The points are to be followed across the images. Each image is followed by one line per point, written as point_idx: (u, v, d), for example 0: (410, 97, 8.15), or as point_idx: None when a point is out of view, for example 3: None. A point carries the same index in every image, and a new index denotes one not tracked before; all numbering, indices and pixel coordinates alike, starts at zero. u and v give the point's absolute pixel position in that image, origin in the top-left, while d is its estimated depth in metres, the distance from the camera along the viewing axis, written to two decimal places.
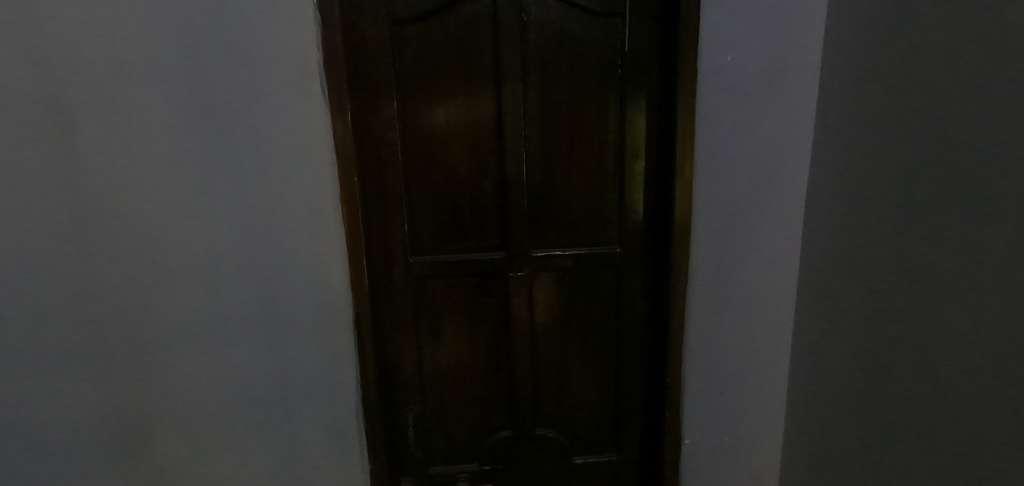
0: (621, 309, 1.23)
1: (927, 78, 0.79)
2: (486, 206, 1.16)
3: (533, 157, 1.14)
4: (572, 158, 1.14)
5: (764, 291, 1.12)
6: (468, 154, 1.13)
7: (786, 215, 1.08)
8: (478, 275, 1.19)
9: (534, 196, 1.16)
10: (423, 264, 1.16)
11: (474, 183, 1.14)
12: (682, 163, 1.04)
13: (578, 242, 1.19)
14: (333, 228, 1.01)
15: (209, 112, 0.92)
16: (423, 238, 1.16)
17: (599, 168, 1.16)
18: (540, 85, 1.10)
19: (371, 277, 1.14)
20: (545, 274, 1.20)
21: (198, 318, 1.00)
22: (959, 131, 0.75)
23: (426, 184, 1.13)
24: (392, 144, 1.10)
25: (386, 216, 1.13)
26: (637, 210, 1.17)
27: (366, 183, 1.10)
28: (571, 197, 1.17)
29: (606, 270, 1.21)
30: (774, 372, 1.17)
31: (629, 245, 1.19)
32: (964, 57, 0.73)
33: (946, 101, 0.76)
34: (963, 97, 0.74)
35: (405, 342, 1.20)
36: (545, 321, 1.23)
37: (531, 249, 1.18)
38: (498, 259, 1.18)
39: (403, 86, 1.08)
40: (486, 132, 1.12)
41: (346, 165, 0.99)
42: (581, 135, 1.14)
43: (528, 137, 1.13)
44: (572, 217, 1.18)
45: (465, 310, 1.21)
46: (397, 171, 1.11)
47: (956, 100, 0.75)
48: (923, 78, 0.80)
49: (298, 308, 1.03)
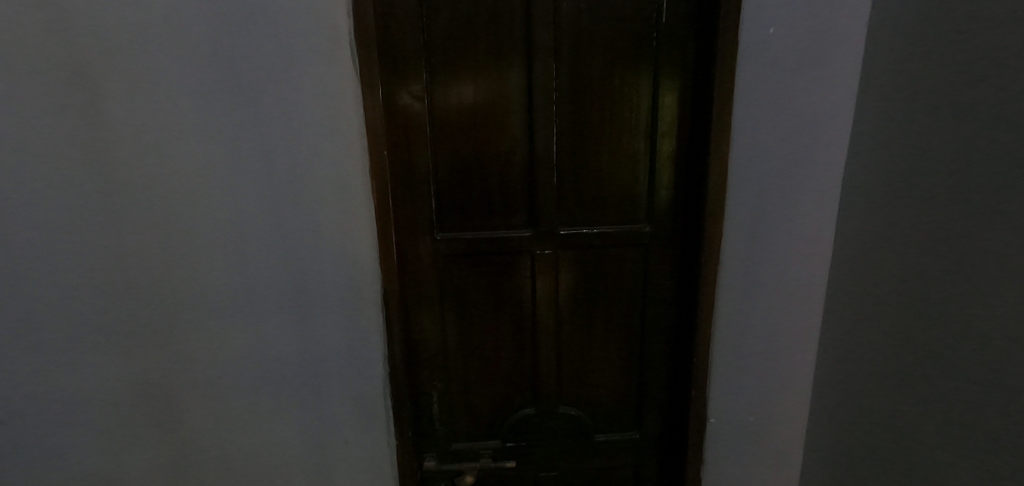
0: (647, 290, 1.22)
1: (972, 49, 0.76)
2: (514, 183, 1.14)
3: (563, 133, 1.11)
4: (602, 135, 1.12)
5: (795, 273, 1.10)
6: (497, 130, 1.10)
7: (821, 195, 1.06)
8: (504, 254, 1.18)
9: (562, 174, 1.14)
10: (450, 242, 1.15)
11: (502, 159, 1.12)
12: (718, 141, 1.02)
13: (607, 221, 1.18)
14: (361, 205, 1.00)
15: (236, 83, 0.89)
16: (450, 215, 1.14)
17: (629, 145, 1.13)
18: (571, 58, 1.07)
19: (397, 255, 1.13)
20: (571, 254, 1.19)
21: (226, 292, 1.00)
22: (999, 104, 0.72)
23: (453, 160, 1.11)
24: (420, 118, 1.07)
25: (412, 193, 1.11)
26: (667, 190, 1.15)
27: (394, 158, 1.08)
28: (599, 175, 1.14)
29: (633, 250, 1.20)
30: (801, 354, 1.16)
31: (657, 225, 1.17)
32: (1008, 25, 0.70)
33: (986, 72, 0.74)
34: (1004, 69, 0.71)
35: (430, 319, 1.20)
36: (570, 300, 1.23)
37: (559, 228, 1.17)
38: (525, 237, 1.16)
39: (432, 59, 1.05)
40: (515, 107, 1.10)
41: (375, 140, 0.97)
42: (613, 111, 1.11)
43: (558, 113, 1.10)
44: (601, 196, 1.16)
45: (490, 289, 1.20)
46: (425, 147, 1.09)
47: (998, 71, 0.72)
48: (968, 49, 0.77)
49: (326, 284, 1.02)
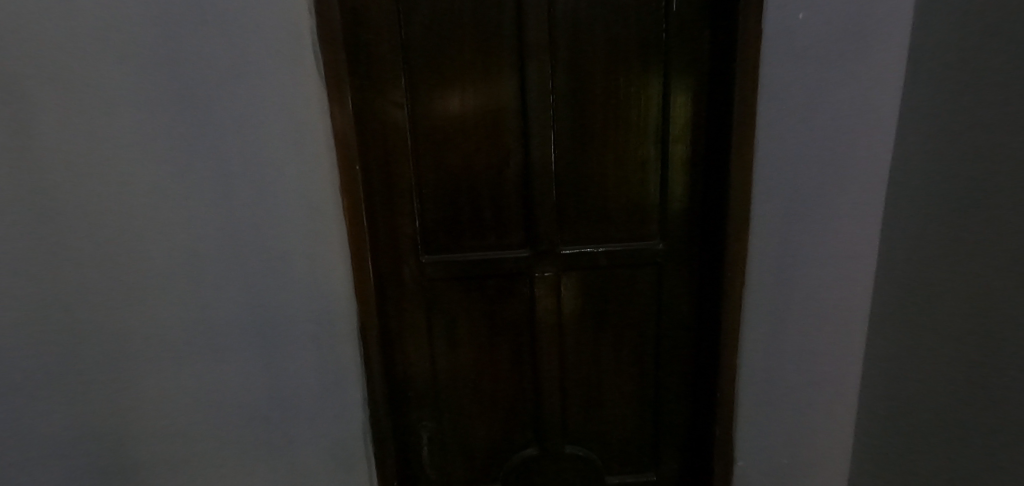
0: (662, 314, 1.08)
1: None
2: (508, 198, 1.01)
3: (561, 141, 0.99)
4: (607, 141, 0.99)
5: (833, 293, 0.96)
6: (487, 139, 0.98)
7: (862, 203, 0.92)
8: (499, 276, 1.05)
9: (562, 186, 1.01)
10: (437, 265, 1.03)
11: (494, 170, 0.99)
12: (740, 145, 0.88)
13: (614, 238, 1.04)
14: (333, 226, 0.88)
15: (185, 93, 0.78)
16: (437, 235, 1.02)
17: (638, 151, 1.00)
18: (570, 56, 0.95)
19: (378, 279, 1.01)
20: (575, 276, 1.06)
21: (183, 326, 0.88)
22: None
23: (439, 173, 0.99)
24: (400, 127, 0.95)
25: (394, 210, 0.99)
26: (682, 201, 1.01)
27: (371, 171, 0.96)
28: (604, 186, 1.01)
29: (645, 270, 1.06)
30: (841, 385, 1.01)
31: (672, 241, 1.04)
32: None
33: None
34: None
35: (418, 351, 1.07)
36: (574, 326, 1.09)
37: (560, 247, 1.04)
38: (521, 258, 1.03)
39: (411, 60, 0.93)
40: (508, 113, 0.97)
41: (345, 152, 0.85)
42: (618, 114, 0.98)
43: (557, 118, 0.98)
44: (607, 210, 1.03)
45: (484, 316, 1.07)
46: (408, 159, 0.97)
47: None
48: None
49: (296, 318, 0.90)
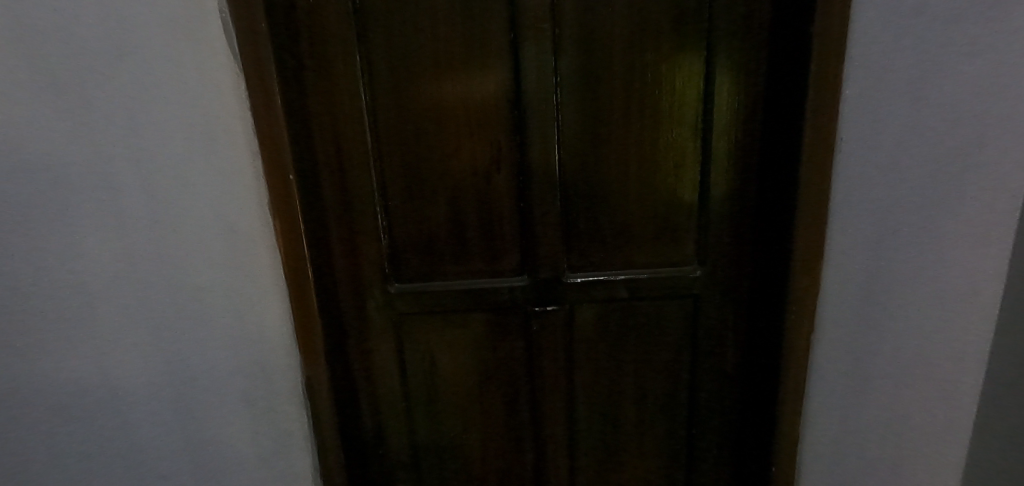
0: (698, 360, 0.85)
1: None
2: (498, 212, 0.79)
3: (567, 139, 0.75)
4: (628, 140, 0.76)
5: (936, 344, 0.71)
6: (470, 138, 0.76)
7: (996, 225, 0.65)
8: (488, 311, 0.83)
9: (570, 198, 0.78)
10: (410, 296, 0.82)
11: (480, 178, 0.77)
12: (815, 144, 0.64)
13: (637, 263, 0.81)
14: (265, 253, 0.68)
15: (54, 86, 0.58)
16: (410, 258, 0.81)
17: (671, 152, 0.76)
18: (579, 27, 0.71)
19: (336, 313, 0.81)
20: (586, 310, 0.83)
21: (79, 387, 0.68)
22: None
23: (410, 183, 0.77)
24: (359, 124, 0.74)
25: (354, 228, 0.78)
26: (727, 216, 0.77)
27: (322, 180, 0.75)
28: (625, 198, 0.78)
29: (677, 304, 0.82)
30: (938, 463, 0.76)
31: (714, 268, 0.79)
32: None
33: None
34: None
35: (390, 399, 0.87)
36: (584, 371, 0.87)
37: (566, 275, 0.81)
38: (517, 289, 0.81)
39: (369, 36, 0.71)
40: (498, 105, 0.74)
41: (277, 157, 0.64)
42: (643, 103, 0.74)
43: (562, 109, 0.74)
44: (626, 227, 0.80)
45: (472, 359, 0.86)
46: (369, 164, 0.76)
47: None
48: None
49: (223, 370, 0.71)
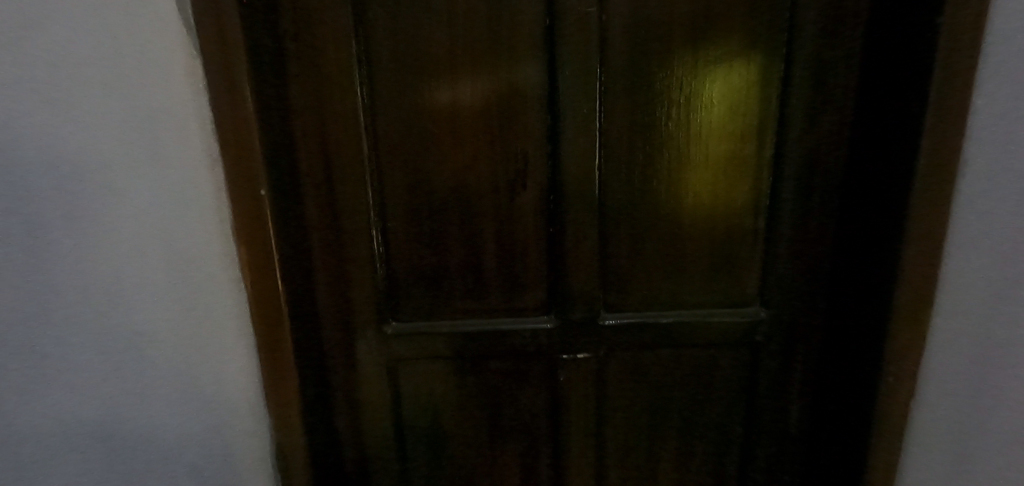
0: (754, 418, 0.71)
1: None
2: (522, 238, 0.65)
3: (610, 152, 0.62)
4: (683, 157, 0.62)
5: None
6: (491, 149, 0.62)
7: None
8: (505, 357, 0.69)
9: (609, 225, 0.64)
10: (410, 338, 0.67)
11: (501, 199, 0.63)
12: (935, 170, 0.50)
13: (686, 304, 0.67)
14: (230, 293, 0.53)
15: None
16: (412, 293, 0.67)
17: (735, 173, 0.63)
18: (631, 16, 0.57)
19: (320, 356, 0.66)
20: (623, 358, 0.69)
21: None
22: None
23: (415, 202, 0.63)
24: (354, 129, 0.60)
25: (344, 255, 0.64)
26: (799, 250, 0.64)
27: (306, 196, 0.61)
28: (675, 226, 0.65)
29: (732, 353, 0.69)
30: None
31: (781, 312, 0.66)
32: None
33: None
34: None
35: (383, 460, 0.72)
36: (618, 429, 0.72)
37: (601, 316, 0.67)
38: (540, 332, 0.67)
39: (369, 19, 0.57)
40: (527, 110, 0.60)
41: (247, 172, 0.50)
42: (703, 112, 0.61)
43: (605, 118, 0.61)
44: (676, 258, 0.66)
45: (484, 413, 0.71)
46: (366, 179, 0.61)
47: None
48: None
49: (170, 438, 0.55)
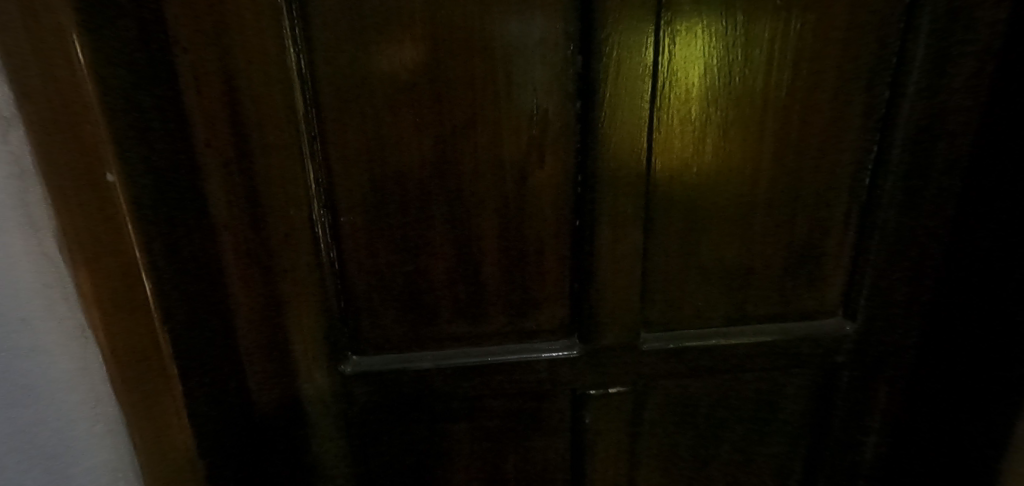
0: (819, 453, 0.57)
1: None
2: (535, 238, 0.46)
3: (662, 115, 0.43)
4: (761, 125, 0.45)
5: None
6: (494, 110, 0.42)
7: None
8: (511, 395, 0.51)
9: (656, 218, 0.47)
10: (381, 379, 0.49)
11: (508, 185, 0.44)
12: None
13: (748, 320, 0.51)
14: (78, 346, 0.32)
15: None
16: (383, 317, 0.48)
17: (827, 147, 0.46)
18: None
19: (252, 408, 0.47)
20: (664, 390, 0.53)
21: None
22: None
23: (382, 190, 0.43)
24: (281, 77, 0.38)
25: (278, 270, 0.43)
26: (901, 247, 0.48)
27: (212, 182, 0.39)
28: (742, 220, 0.48)
29: (801, 379, 0.54)
30: None
31: (869, 326, 0.51)
32: None
33: None
34: None
35: None
36: (653, 474, 0.57)
37: (640, 340, 0.50)
38: (561, 364, 0.50)
39: None
40: (547, 52, 0.41)
41: (82, 143, 0.28)
42: (795, 61, 0.43)
43: (659, 66, 0.42)
44: (741, 261, 0.49)
45: (483, 464, 0.55)
46: (306, 155, 0.40)
47: None
48: None
49: None
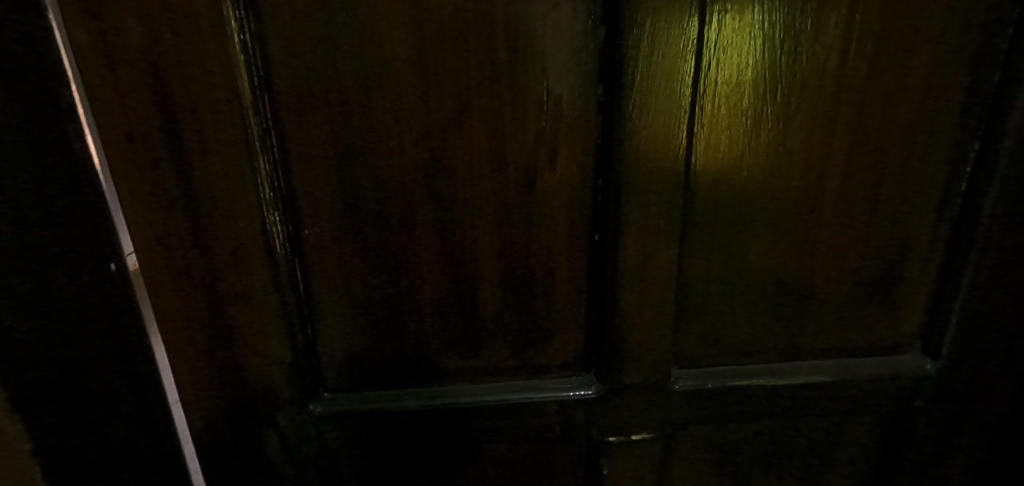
0: None
1: None
2: (544, 256, 0.38)
3: (707, 103, 0.34)
4: (832, 116, 0.35)
5: None
6: (493, 94, 0.33)
7: None
8: (515, 440, 0.43)
9: (694, 232, 0.38)
10: (359, 420, 0.41)
11: (512, 190, 0.36)
12: None
13: (803, 352, 0.42)
14: None
15: None
16: (361, 348, 0.40)
17: (915, 142, 0.36)
18: None
19: (207, 455, 0.39)
20: (698, 437, 0.44)
21: None
22: None
23: (356, 196, 0.35)
24: (217, 55, 0.29)
25: (227, 296, 0.35)
26: (1005, 270, 0.38)
27: (137, 191, 0.31)
28: (802, 233, 0.38)
29: (864, 423, 0.45)
30: None
31: (953, 363, 0.42)
32: None
33: None
34: None
35: None
36: None
37: (671, 378, 0.41)
38: (574, 406, 0.41)
39: None
40: (562, 23, 0.32)
41: None
42: (883, 30, 0.33)
43: (705, 36, 0.32)
44: (798, 284, 0.40)
45: None
46: (255, 151, 0.32)
47: None
48: None
49: None
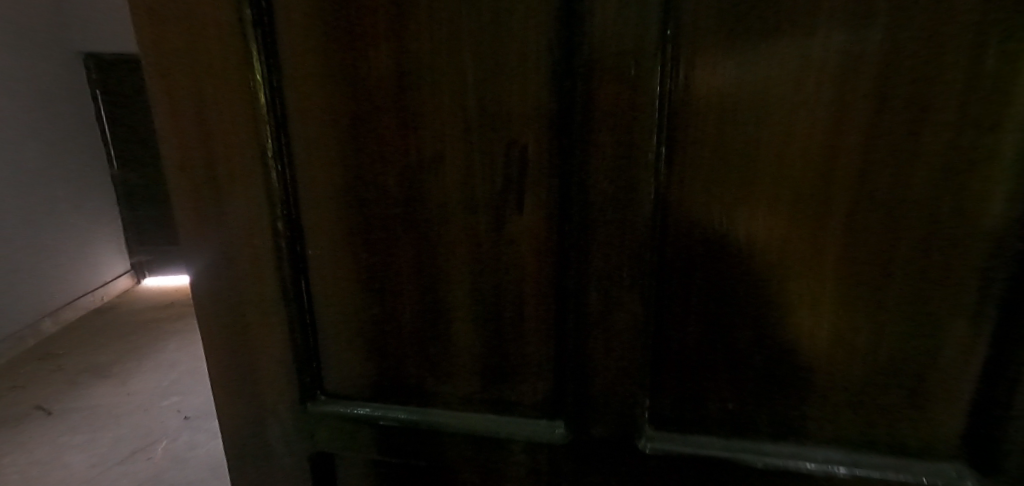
0: None
1: None
2: (511, 297, 0.39)
3: (674, 163, 0.33)
4: (827, 183, 0.30)
5: None
6: (460, 127, 0.35)
7: None
8: (484, 471, 0.44)
9: (665, 292, 0.36)
10: (345, 421, 0.46)
11: (480, 228, 0.37)
12: None
13: (806, 436, 0.37)
14: None
15: None
16: (349, 358, 0.45)
17: (960, 201, 0.29)
18: None
19: (228, 428, 0.47)
20: None
21: None
22: None
23: (347, 222, 0.40)
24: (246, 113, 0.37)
25: (245, 302, 0.42)
26: None
27: (189, 211, 0.40)
28: (799, 295, 0.33)
29: None
30: None
31: None
32: None
33: None
34: None
35: None
36: None
37: (641, 437, 0.39)
38: (538, 447, 0.41)
39: None
40: (524, 86, 0.34)
41: None
42: (895, 74, 0.28)
43: (668, 71, 0.31)
44: (795, 362, 0.35)
45: None
46: (264, 168, 0.38)
47: None
48: None
49: None
